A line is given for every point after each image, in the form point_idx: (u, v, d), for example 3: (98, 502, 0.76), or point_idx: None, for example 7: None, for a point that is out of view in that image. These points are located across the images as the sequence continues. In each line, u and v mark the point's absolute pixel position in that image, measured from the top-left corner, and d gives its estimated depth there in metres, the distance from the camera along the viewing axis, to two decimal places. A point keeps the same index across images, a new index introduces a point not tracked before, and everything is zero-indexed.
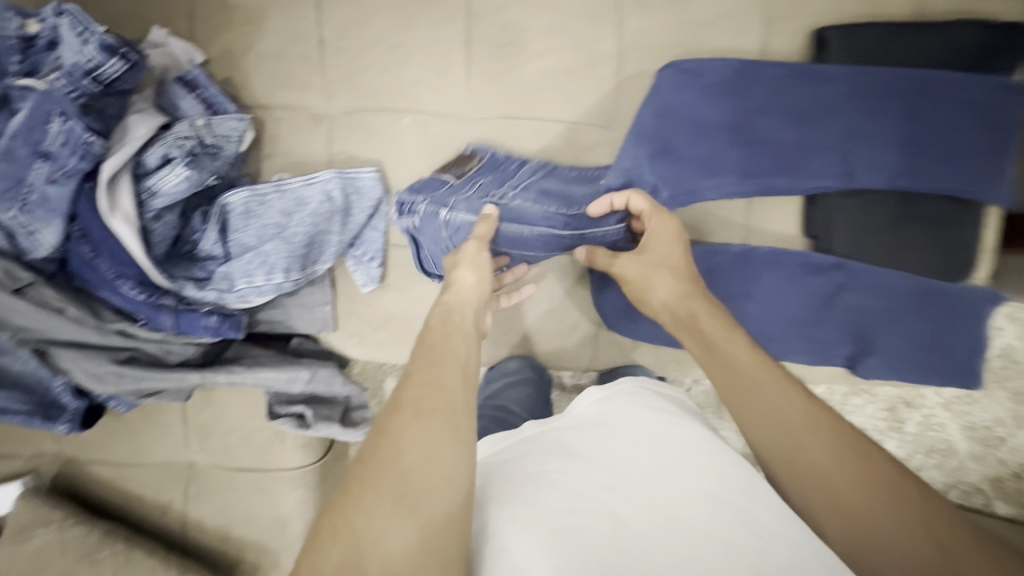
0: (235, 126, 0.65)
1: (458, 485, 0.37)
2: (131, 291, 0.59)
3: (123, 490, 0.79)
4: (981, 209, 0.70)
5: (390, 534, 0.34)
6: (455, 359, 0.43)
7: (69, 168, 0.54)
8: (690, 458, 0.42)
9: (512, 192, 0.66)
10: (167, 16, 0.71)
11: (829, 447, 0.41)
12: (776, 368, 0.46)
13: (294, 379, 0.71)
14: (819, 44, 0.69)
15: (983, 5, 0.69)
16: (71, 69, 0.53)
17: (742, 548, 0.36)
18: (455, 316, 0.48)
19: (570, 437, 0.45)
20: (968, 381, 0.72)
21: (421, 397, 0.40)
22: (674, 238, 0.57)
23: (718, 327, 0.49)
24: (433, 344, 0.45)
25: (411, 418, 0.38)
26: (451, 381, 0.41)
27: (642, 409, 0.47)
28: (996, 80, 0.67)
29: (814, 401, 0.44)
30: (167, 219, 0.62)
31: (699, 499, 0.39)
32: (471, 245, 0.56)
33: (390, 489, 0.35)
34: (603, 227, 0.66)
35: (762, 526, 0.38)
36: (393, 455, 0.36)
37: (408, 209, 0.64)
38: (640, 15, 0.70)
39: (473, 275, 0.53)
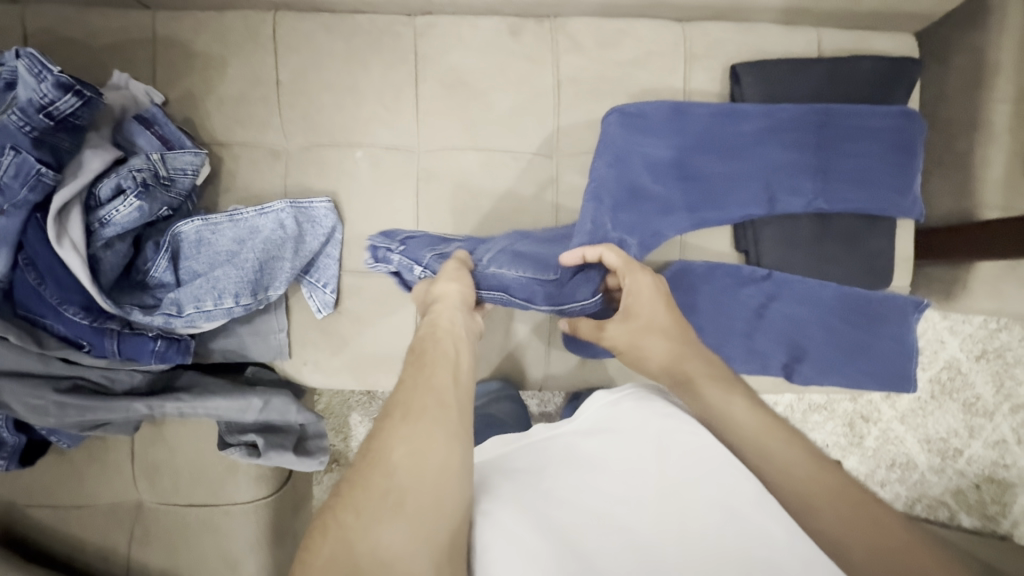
0: (191, 161, 0.67)
1: (447, 481, 0.37)
2: (76, 317, 0.60)
3: (64, 535, 0.75)
4: (891, 221, 0.77)
5: (386, 535, 0.34)
6: (444, 363, 0.45)
7: (19, 199, 0.56)
8: (705, 463, 0.41)
9: (489, 257, 0.67)
10: (128, 62, 0.75)
11: (840, 510, 0.40)
12: (778, 428, 0.46)
13: (246, 408, 0.70)
14: (734, 79, 0.76)
15: (872, 44, 0.78)
16: (25, 106, 0.55)
17: (756, 561, 0.36)
18: (442, 321, 0.51)
19: (576, 445, 0.45)
20: (902, 385, 0.76)
21: (409, 399, 0.42)
22: (654, 298, 0.58)
23: (715, 387, 0.50)
24: (422, 349, 0.48)
25: (400, 421, 0.40)
26: (440, 383, 0.43)
27: (652, 413, 0.46)
28: (894, 108, 0.75)
29: (826, 469, 0.43)
30: (117, 247, 0.63)
31: (711, 509, 0.38)
32: (450, 264, 0.61)
33: (381, 491, 0.36)
34: (580, 299, 0.65)
35: (754, 525, 0.37)
36: (381, 454, 0.38)
37: (381, 257, 0.69)
38: (576, 56, 0.76)
39: (456, 287, 0.57)
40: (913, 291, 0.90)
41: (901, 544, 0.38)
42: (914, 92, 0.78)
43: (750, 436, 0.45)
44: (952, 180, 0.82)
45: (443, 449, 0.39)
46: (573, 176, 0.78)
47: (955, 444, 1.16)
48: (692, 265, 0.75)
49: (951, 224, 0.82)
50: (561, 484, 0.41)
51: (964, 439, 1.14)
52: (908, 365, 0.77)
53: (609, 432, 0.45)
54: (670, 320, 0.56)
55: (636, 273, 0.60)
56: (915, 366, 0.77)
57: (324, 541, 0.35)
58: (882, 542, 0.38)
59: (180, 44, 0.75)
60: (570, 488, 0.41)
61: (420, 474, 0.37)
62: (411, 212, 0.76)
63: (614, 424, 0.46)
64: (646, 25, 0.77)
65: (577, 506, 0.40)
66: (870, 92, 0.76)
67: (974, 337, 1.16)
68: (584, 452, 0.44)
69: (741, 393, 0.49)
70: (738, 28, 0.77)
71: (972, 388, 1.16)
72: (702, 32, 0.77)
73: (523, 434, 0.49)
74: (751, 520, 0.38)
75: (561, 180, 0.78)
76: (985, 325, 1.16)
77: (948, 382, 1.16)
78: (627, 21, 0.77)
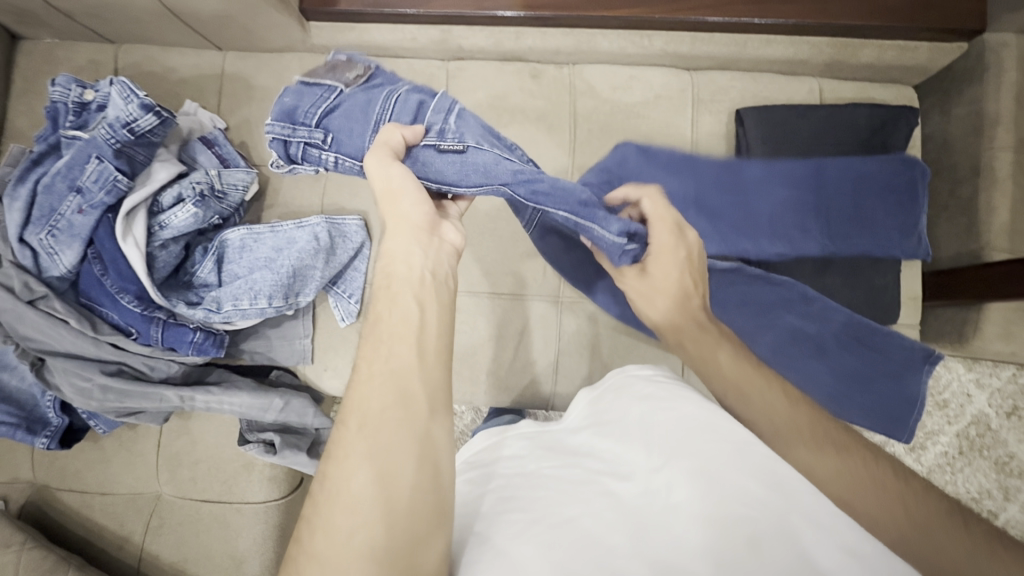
0: (242, 178, 0.75)
1: (423, 480, 0.36)
2: (129, 305, 0.67)
3: (89, 520, 0.80)
4: (895, 260, 0.79)
5: (359, 538, 0.34)
6: (406, 331, 0.42)
7: (95, 201, 0.65)
8: (684, 438, 0.43)
9: (463, 144, 0.53)
10: (199, 93, 0.86)
11: (808, 432, 0.47)
12: (757, 373, 0.52)
13: (267, 407, 0.74)
14: (738, 121, 0.82)
15: (870, 94, 0.83)
16: (114, 122, 0.65)
17: (736, 521, 0.37)
18: (395, 278, 0.45)
19: (560, 444, 0.50)
20: (897, 433, 0.75)
21: (363, 400, 0.39)
22: (674, 260, 0.59)
23: (701, 343, 0.55)
24: (377, 316, 0.43)
25: (356, 433, 0.37)
26: (403, 363, 0.40)
27: (632, 400, 0.50)
28: (896, 155, 0.78)
29: (796, 405, 0.49)
30: (171, 248, 0.71)
31: (685, 482, 0.40)
32: (382, 158, 0.49)
33: (350, 523, 0.34)
34: (601, 228, 0.54)
35: (727, 484, 0.39)
36: (342, 484, 0.35)
37: (305, 155, 0.55)
38: (590, 97, 0.84)
39: (415, 207, 0.48)
40: (926, 334, 0.90)
41: (866, 469, 0.44)
42: (912, 138, 0.82)
43: (733, 383, 0.51)
44: (958, 223, 0.85)
45: (411, 447, 0.37)
46: None
47: (989, 506, 1.11)
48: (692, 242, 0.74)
49: (959, 266, 0.83)
50: (547, 468, 0.46)
51: (997, 499, 1.08)
52: (909, 414, 0.76)
53: (600, 425, 0.50)
54: (681, 285, 0.59)
55: (658, 228, 0.59)
56: (919, 415, 0.76)
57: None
58: (843, 463, 0.44)
59: (244, 79, 0.86)
60: (555, 468, 0.46)
61: (392, 485, 0.36)
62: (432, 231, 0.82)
63: (598, 417, 0.51)
64: (657, 72, 0.84)
65: (561, 483, 0.44)
66: (866, 137, 0.80)
67: (1004, 391, 1.11)
68: (569, 443, 0.50)
69: (727, 345, 0.55)
70: (742, 77, 0.84)
71: (1003, 446, 1.11)
72: (708, 79, 0.84)
73: (513, 426, 0.56)
74: (725, 481, 0.39)
75: None
76: (1014, 379, 1.11)
77: (976, 439, 1.12)
78: (639, 68, 0.85)
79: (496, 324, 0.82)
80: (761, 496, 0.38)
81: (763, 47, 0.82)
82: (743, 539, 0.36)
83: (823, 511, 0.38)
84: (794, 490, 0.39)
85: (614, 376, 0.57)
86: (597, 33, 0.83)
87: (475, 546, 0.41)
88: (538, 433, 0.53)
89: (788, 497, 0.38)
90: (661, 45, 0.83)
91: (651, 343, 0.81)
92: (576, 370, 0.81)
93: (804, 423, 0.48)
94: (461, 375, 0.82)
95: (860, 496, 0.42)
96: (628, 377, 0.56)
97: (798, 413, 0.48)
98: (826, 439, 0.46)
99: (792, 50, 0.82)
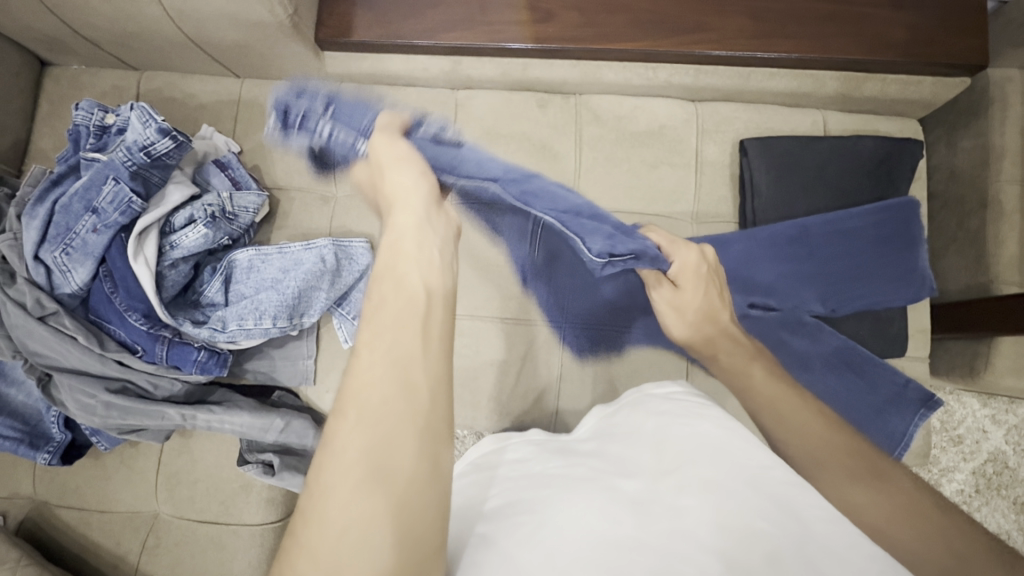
0: (254, 201, 0.76)
1: (423, 477, 0.36)
2: (136, 323, 0.69)
3: (85, 538, 0.80)
4: (904, 301, 0.78)
5: (352, 535, 0.33)
6: (410, 321, 0.41)
7: (109, 221, 0.67)
8: (696, 452, 0.46)
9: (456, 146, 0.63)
10: (216, 119, 0.88)
11: (845, 462, 0.47)
12: (795, 399, 0.54)
13: (267, 427, 0.74)
14: (741, 151, 0.83)
15: (874, 125, 0.84)
16: (132, 145, 0.67)
17: (760, 534, 0.39)
18: (399, 267, 0.45)
19: (573, 450, 0.53)
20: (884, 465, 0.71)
21: (363, 390, 0.38)
22: (698, 276, 0.64)
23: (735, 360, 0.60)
24: (380, 305, 0.43)
25: (354, 422, 0.36)
26: (406, 353, 0.40)
27: (646, 416, 0.52)
28: (894, 200, 0.79)
29: (834, 433, 0.50)
30: (180, 268, 0.73)
31: (701, 488, 0.43)
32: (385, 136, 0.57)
33: (344, 515, 0.33)
34: (584, 241, 0.61)
35: (740, 495, 0.41)
36: (337, 470, 0.35)
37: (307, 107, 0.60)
38: (595, 125, 0.85)
39: (422, 188, 0.53)
40: (938, 368, 0.90)
41: (908, 505, 0.44)
42: (917, 172, 0.82)
43: (768, 401, 0.54)
44: (967, 256, 0.84)
45: (410, 440, 0.37)
46: None
47: None
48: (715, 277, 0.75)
49: (968, 299, 0.82)
50: (553, 470, 0.49)
51: (1017, 540, 1.04)
52: (891, 451, 0.74)
53: (610, 437, 0.53)
54: (706, 300, 0.63)
55: (681, 249, 0.65)
56: (899, 453, 0.75)
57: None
58: (881, 495, 0.44)
59: (260, 105, 0.88)
60: (561, 470, 0.49)
61: (388, 472, 0.35)
62: None
63: (612, 431, 0.54)
64: (662, 103, 0.85)
65: (566, 484, 0.46)
66: (872, 170, 0.80)
67: (1020, 428, 1.08)
68: (580, 450, 0.53)
69: (760, 362, 0.59)
70: (747, 108, 0.85)
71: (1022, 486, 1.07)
72: (712, 111, 0.85)
73: (522, 433, 0.59)
74: (738, 491, 0.42)
75: None
76: None
77: (994, 477, 1.08)
78: (644, 98, 0.86)
79: (498, 349, 0.82)
80: (770, 515, 0.40)
81: (767, 81, 0.83)
82: (761, 554, 0.38)
83: (837, 538, 0.39)
84: (807, 515, 0.40)
85: (630, 395, 0.59)
86: (602, 64, 0.85)
87: (483, 550, 0.42)
88: (545, 442, 0.57)
89: (799, 516, 0.40)
90: (666, 77, 0.84)
91: (653, 371, 0.80)
92: (578, 397, 0.80)
93: (843, 452, 0.48)
94: (463, 399, 0.82)
95: (900, 532, 0.42)
96: (645, 396, 0.58)
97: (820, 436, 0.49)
98: (870, 472, 0.47)
99: (796, 83, 0.83)
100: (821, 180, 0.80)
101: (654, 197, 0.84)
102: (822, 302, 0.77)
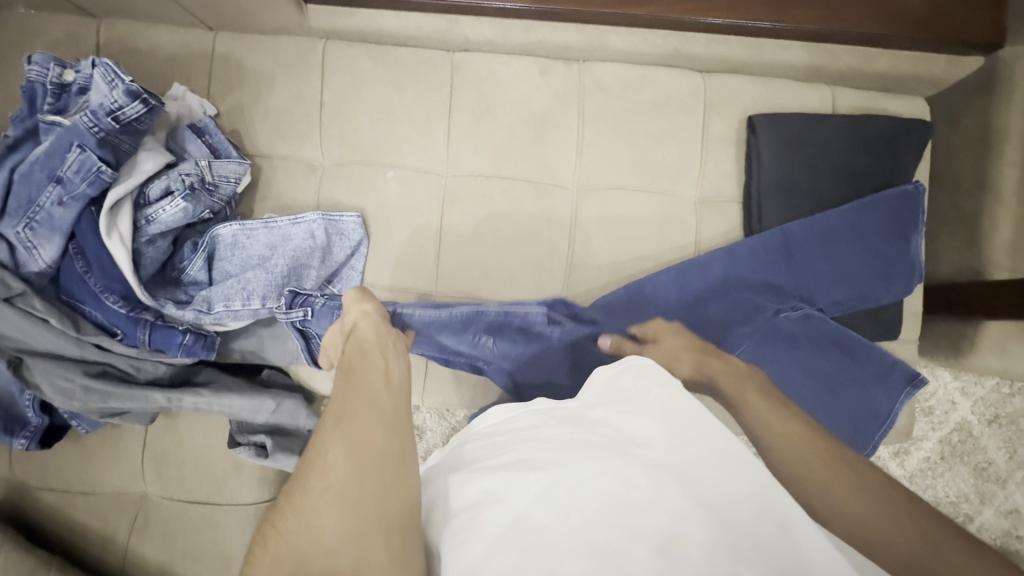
0: (234, 169, 0.72)
1: (391, 469, 0.44)
2: (115, 306, 0.64)
3: (71, 519, 0.77)
4: (905, 285, 0.77)
5: (325, 519, 0.40)
6: (374, 369, 0.54)
7: (77, 193, 0.61)
8: (707, 422, 0.46)
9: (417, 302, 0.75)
10: (187, 77, 0.81)
11: (822, 458, 0.50)
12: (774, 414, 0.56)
13: (258, 408, 0.72)
14: (749, 128, 0.80)
15: (884, 103, 0.82)
16: (97, 109, 0.61)
17: (774, 498, 0.42)
18: (366, 343, 0.58)
19: (573, 414, 0.51)
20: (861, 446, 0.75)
21: (341, 408, 0.49)
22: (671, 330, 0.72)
23: (729, 384, 0.64)
24: (352, 362, 0.55)
25: (332, 428, 0.47)
26: (372, 385, 0.51)
27: (654, 382, 0.51)
28: (894, 190, 0.78)
29: (814, 438, 0.53)
30: (158, 244, 0.68)
31: (724, 457, 0.44)
32: (354, 295, 0.65)
33: (320, 499, 0.42)
34: (525, 307, 0.73)
35: (757, 469, 0.43)
36: (318, 459, 0.44)
37: (304, 302, 0.68)
38: (598, 96, 0.81)
39: (371, 301, 0.65)
40: (922, 346, 0.92)
41: (881, 497, 0.47)
42: (926, 153, 0.80)
43: (760, 425, 0.56)
44: (960, 238, 0.85)
45: (376, 441, 0.46)
46: (590, 211, 0.81)
47: (965, 510, 1.14)
48: (696, 270, 0.78)
49: (959, 283, 0.83)
50: (559, 435, 0.48)
51: (975, 503, 1.11)
52: (875, 429, 0.77)
53: (615, 401, 0.51)
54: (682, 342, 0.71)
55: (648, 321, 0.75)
56: (883, 432, 0.77)
57: (270, 547, 0.40)
58: (856, 491, 0.47)
59: (235, 61, 0.81)
60: (567, 435, 0.48)
61: (360, 461, 0.44)
62: (417, 224, 0.80)
63: (615, 394, 0.52)
64: (670, 73, 0.81)
65: (575, 447, 0.46)
66: (879, 152, 0.78)
67: (986, 400, 1.14)
68: (585, 419, 0.50)
69: (752, 383, 0.65)
70: (756, 81, 0.81)
71: (983, 453, 1.14)
72: (721, 82, 0.81)
73: (528, 403, 0.56)
74: (754, 463, 0.44)
75: (579, 211, 0.81)
76: (996, 388, 1.14)
77: (959, 445, 1.14)
78: (651, 67, 0.82)
79: None
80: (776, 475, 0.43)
81: (778, 53, 0.80)
82: (774, 521, 0.40)
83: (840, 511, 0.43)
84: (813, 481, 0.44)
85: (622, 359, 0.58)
86: (609, 30, 0.80)
87: (488, 506, 0.43)
88: (552, 409, 0.53)
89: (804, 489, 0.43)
90: (675, 45, 0.80)
91: None
92: None
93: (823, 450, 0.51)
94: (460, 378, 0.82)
95: (873, 520, 0.45)
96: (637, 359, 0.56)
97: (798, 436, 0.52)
98: (845, 466, 0.49)
99: (809, 56, 0.80)
100: (827, 159, 0.79)
101: (658, 173, 0.81)
102: (810, 302, 0.78)
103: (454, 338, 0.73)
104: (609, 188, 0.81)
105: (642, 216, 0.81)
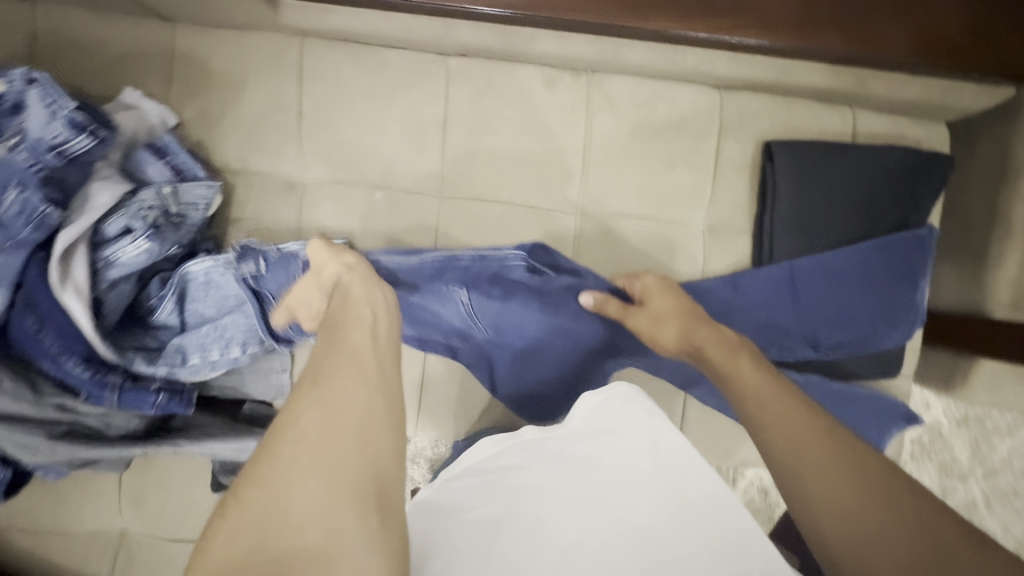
0: (203, 194, 0.66)
1: (372, 447, 0.39)
2: (75, 368, 0.57)
3: (45, 559, 0.74)
4: (909, 327, 0.76)
5: (297, 496, 0.35)
6: (359, 325, 0.48)
7: (20, 238, 0.53)
8: (687, 464, 0.47)
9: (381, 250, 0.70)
10: (144, 78, 0.71)
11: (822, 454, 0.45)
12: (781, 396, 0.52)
13: (243, 450, 0.65)
14: (766, 154, 0.75)
15: (905, 129, 0.77)
16: (35, 144, 0.53)
17: (750, 546, 0.43)
18: (353, 291, 0.53)
19: (570, 450, 0.47)
20: None
21: (321, 367, 0.43)
22: (664, 289, 0.68)
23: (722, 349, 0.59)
24: (336, 314, 0.50)
25: (309, 388, 0.41)
26: (359, 343, 0.46)
27: (641, 414, 0.49)
28: (910, 232, 0.75)
29: (816, 427, 0.48)
30: (121, 288, 0.61)
31: (707, 500, 0.45)
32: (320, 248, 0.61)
33: (292, 472, 0.36)
34: (503, 252, 0.70)
35: (738, 516, 0.45)
36: (290, 422, 0.38)
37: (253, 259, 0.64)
38: (607, 113, 0.75)
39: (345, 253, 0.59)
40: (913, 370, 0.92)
41: (882, 499, 0.42)
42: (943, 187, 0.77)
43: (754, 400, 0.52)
44: (964, 269, 0.83)
45: (355, 409, 0.40)
46: (593, 238, 0.76)
47: None
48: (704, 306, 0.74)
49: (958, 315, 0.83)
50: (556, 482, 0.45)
51: None
52: None
53: (606, 435, 0.48)
54: (675, 304, 0.67)
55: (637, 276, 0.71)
56: None
57: (229, 519, 0.34)
58: (853, 497, 0.43)
59: (199, 63, 0.71)
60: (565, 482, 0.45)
61: (335, 428, 0.38)
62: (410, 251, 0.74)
63: (608, 425, 0.48)
64: (685, 90, 0.75)
65: (566, 485, 0.45)
66: (897, 186, 0.75)
67: None
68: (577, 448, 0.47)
69: (744, 353, 0.59)
70: (775, 102, 0.76)
71: None
72: (738, 103, 0.75)
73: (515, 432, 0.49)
74: (732, 504, 0.45)
75: (583, 239, 0.76)
76: None
77: None
78: (665, 83, 0.75)
79: None
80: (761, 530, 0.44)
81: (802, 73, 0.74)
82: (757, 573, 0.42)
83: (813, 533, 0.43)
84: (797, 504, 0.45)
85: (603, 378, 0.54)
86: (625, 42, 0.72)
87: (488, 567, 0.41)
88: (543, 442, 0.48)
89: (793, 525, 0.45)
90: (695, 62, 0.73)
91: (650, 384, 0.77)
92: None
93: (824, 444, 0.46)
94: None
95: (869, 525, 0.41)
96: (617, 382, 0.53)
97: (803, 425, 0.48)
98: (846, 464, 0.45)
99: (835, 79, 0.74)
100: (844, 193, 0.75)
101: (667, 200, 0.76)
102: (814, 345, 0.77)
103: (430, 286, 0.68)
104: (615, 215, 0.76)
105: (649, 246, 0.76)
